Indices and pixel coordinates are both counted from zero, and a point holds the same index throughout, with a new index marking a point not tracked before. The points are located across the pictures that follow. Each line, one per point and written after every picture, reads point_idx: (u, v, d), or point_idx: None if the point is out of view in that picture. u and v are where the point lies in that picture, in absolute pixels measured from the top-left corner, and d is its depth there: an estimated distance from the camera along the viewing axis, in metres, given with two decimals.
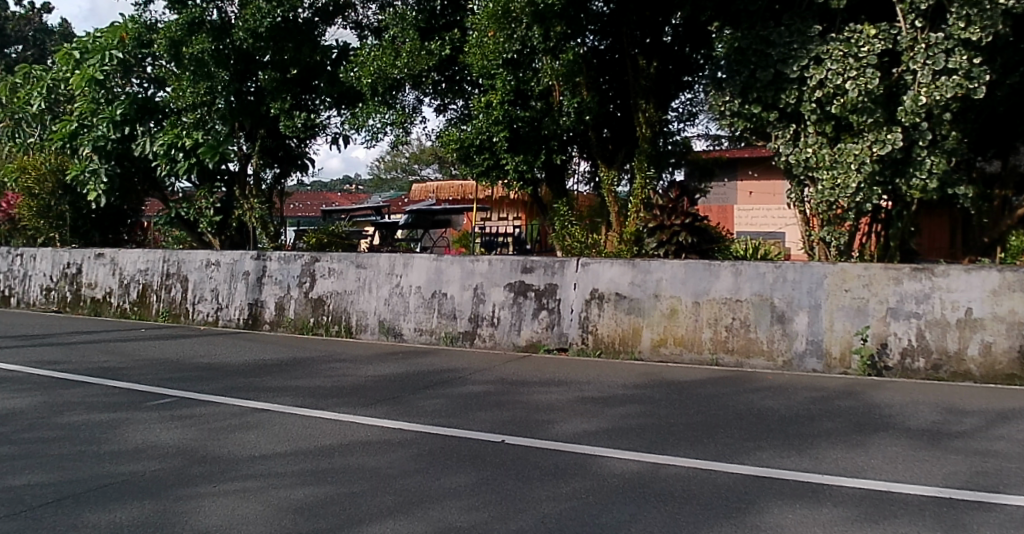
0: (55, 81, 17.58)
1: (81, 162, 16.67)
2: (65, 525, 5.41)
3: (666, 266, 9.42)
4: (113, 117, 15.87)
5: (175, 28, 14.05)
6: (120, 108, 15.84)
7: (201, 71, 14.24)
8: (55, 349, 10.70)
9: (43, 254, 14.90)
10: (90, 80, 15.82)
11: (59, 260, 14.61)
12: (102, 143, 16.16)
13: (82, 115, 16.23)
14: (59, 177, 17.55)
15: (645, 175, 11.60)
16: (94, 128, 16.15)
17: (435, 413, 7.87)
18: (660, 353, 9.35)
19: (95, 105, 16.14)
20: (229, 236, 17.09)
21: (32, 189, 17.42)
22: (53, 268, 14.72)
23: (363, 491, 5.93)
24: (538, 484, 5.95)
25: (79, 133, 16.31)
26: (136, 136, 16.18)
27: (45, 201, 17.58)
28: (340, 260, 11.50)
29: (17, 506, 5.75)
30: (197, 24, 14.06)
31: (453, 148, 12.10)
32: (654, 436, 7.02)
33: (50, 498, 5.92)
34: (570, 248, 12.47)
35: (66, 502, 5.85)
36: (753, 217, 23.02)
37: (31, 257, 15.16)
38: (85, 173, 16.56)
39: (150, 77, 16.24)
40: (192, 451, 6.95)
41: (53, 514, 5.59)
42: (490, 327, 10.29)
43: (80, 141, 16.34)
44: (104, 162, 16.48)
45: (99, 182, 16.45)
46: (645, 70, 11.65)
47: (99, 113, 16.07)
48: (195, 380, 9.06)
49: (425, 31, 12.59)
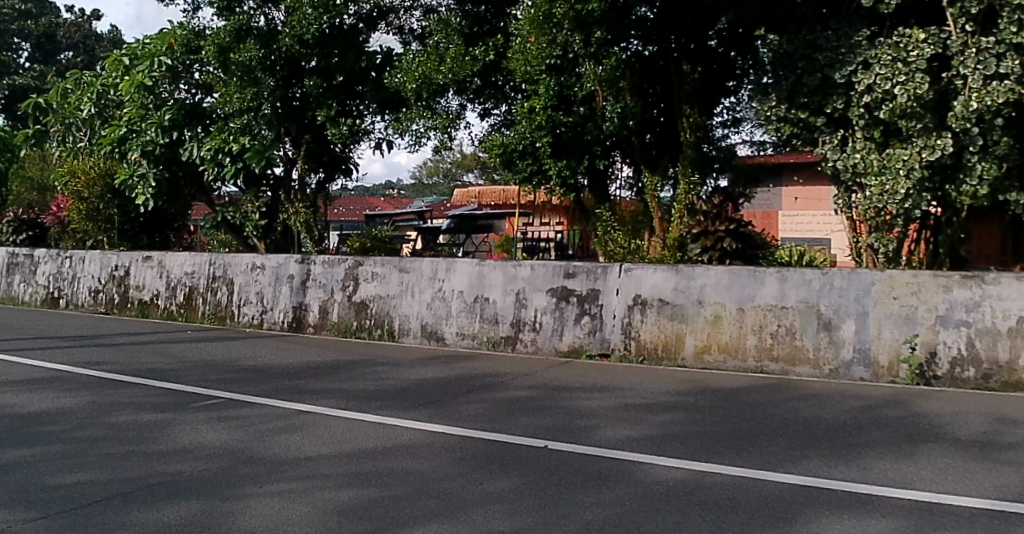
0: (105, 86, 17.85)
1: (131, 166, 17.01)
2: (114, 523, 5.47)
3: (710, 272, 9.32)
4: (162, 122, 16.16)
5: (223, 35, 14.39)
6: (168, 114, 16.12)
7: (247, 77, 14.46)
8: (104, 349, 10.88)
9: (92, 257, 15.16)
10: (139, 86, 16.18)
11: (108, 263, 14.86)
12: (151, 148, 16.46)
13: (131, 121, 16.54)
14: (107, 181, 17.67)
15: (689, 181, 11.50)
16: (143, 133, 16.45)
17: (477, 417, 7.85)
18: (704, 360, 9.24)
19: (143, 110, 16.46)
20: (275, 240, 17.21)
21: (81, 193, 17.55)
22: (102, 271, 14.97)
23: (405, 494, 5.92)
24: (580, 490, 5.90)
25: (128, 138, 16.63)
26: (183, 141, 16.43)
27: (94, 205, 17.81)
28: (383, 264, 11.55)
29: (67, 504, 5.84)
30: (244, 31, 14.37)
31: (497, 152, 12.15)
32: (699, 444, 6.94)
33: (100, 496, 6.00)
34: (613, 254, 12.23)
35: (115, 500, 5.93)
36: (799, 224, 23.00)
37: (80, 260, 15.43)
38: (134, 177, 16.97)
39: (197, 83, 16.50)
40: (237, 451, 7.00)
41: (102, 512, 5.67)
42: (532, 332, 10.26)
43: (129, 146, 16.61)
44: (153, 167, 16.80)
45: (148, 187, 16.86)
46: (688, 74, 11.63)
47: (147, 119, 16.38)
48: (241, 382, 9.13)
49: (470, 37, 12.73)
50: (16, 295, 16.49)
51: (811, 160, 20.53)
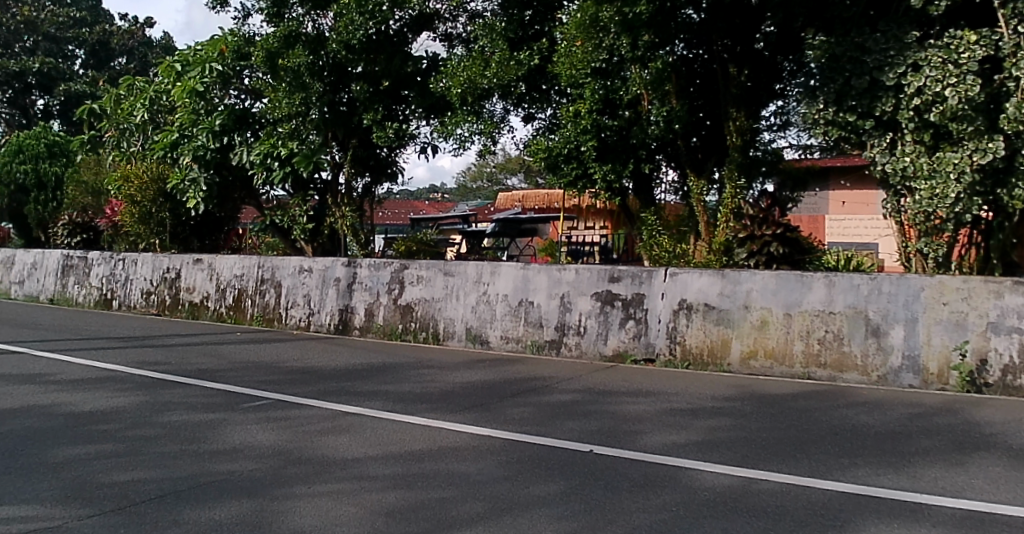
0: (157, 92, 18.22)
1: (182, 171, 17.30)
2: (168, 521, 5.57)
3: (757, 277, 9.24)
4: (213, 127, 16.46)
5: (272, 40, 14.54)
6: (219, 119, 16.42)
7: (296, 82, 14.63)
8: (155, 349, 11.07)
9: (145, 259, 15.44)
10: (191, 91, 16.50)
11: (160, 265, 15.12)
12: (202, 153, 16.73)
13: (182, 126, 16.91)
14: (159, 185, 17.90)
15: (736, 185, 11.35)
16: (194, 138, 16.78)
17: (523, 421, 7.86)
18: (750, 366, 9.16)
19: (194, 116, 16.77)
20: (321, 244, 17.14)
21: (134, 196, 17.81)
22: (154, 273, 15.23)
23: (451, 497, 5.95)
24: (627, 495, 5.88)
25: (180, 143, 17.00)
26: (233, 146, 16.70)
27: (147, 209, 17.97)
28: (428, 267, 11.63)
29: (123, 502, 5.96)
30: (293, 38, 14.46)
31: (541, 157, 12.24)
32: (746, 450, 6.88)
33: (154, 494, 6.12)
34: (659, 258, 12.14)
35: (169, 498, 6.04)
36: (845, 228, 23.42)
37: (133, 262, 15.72)
38: (185, 181, 17.25)
39: (247, 89, 16.78)
40: (287, 452, 7.08)
41: (156, 510, 5.77)
42: (576, 336, 10.26)
43: (181, 150, 16.97)
44: (203, 171, 17.06)
45: (199, 191, 17.09)
46: (735, 78, 11.46)
47: (198, 124, 16.69)
48: (289, 383, 9.25)
49: (515, 41, 12.74)
50: (71, 296, 16.88)
51: (859, 164, 21.06)
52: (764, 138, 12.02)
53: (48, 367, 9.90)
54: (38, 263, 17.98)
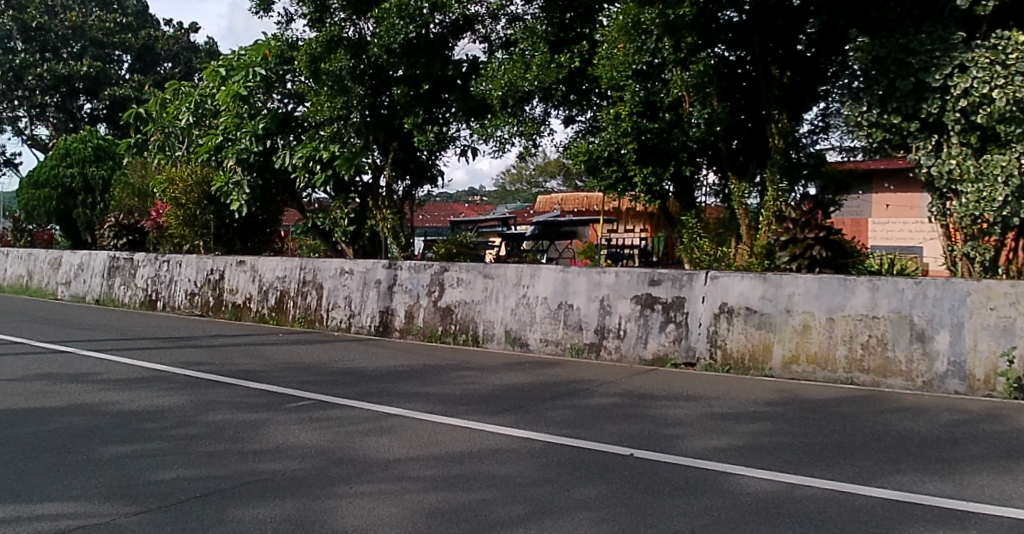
0: (202, 96, 18.48)
1: (225, 174, 17.49)
2: (213, 519, 5.64)
3: (799, 281, 9.14)
4: (256, 131, 16.69)
5: (315, 45, 14.68)
6: (261, 123, 16.67)
7: (338, 86, 14.76)
8: (199, 350, 11.22)
9: (189, 261, 15.65)
10: (235, 96, 16.72)
11: (204, 267, 15.32)
12: (246, 156, 16.99)
13: (226, 130, 17.16)
14: (204, 188, 18.07)
15: (778, 188, 11.21)
16: (237, 142, 17.03)
17: (562, 424, 7.85)
18: (792, 371, 9.06)
19: (238, 119, 16.99)
20: (363, 246, 17.41)
21: (179, 199, 17.95)
22: (198, 274, 15.44)
23: (492, 499, 5.96)
24: (668, 500, 5.85)
25: (224, 147, 17.24)
26: (276, 149, 16.92)
27: (191, 211, 18.08)
28: (468, 270, 11.66)
29: (169, 499, 6.05)
30: (335, 42, 14.62)
31: (582, 159, 12.34)
32: (788, 455, 6.81)
33: (199, 492, 6.20)
34: (699, 261, 12.04)
35: (215, 496, 6.11)
36: (889, 231, 23.17)
37: (178, 264, 15.94)
38: (229, 184, 17.38)
39: (290, 93, 16.87)
40: (328, 452, 7.14)
41: (201, 508, 5.85)
42: (616, 339, 10.22)
43: (225, 154, 17.21)
44: (247, 175, 17.27)
45: (243, 193, 17.32)
46: (778, 79, 11.29)
47: (242, 127, 16.92)
48: (331, 384, 9.33)
49: (555, 45, 12.79)
50: (116, 297, 17.17)
51: (904, 167, 20.88)
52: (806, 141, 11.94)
53: (96, 366, 10.10)
54: (85, 264, 18.32)
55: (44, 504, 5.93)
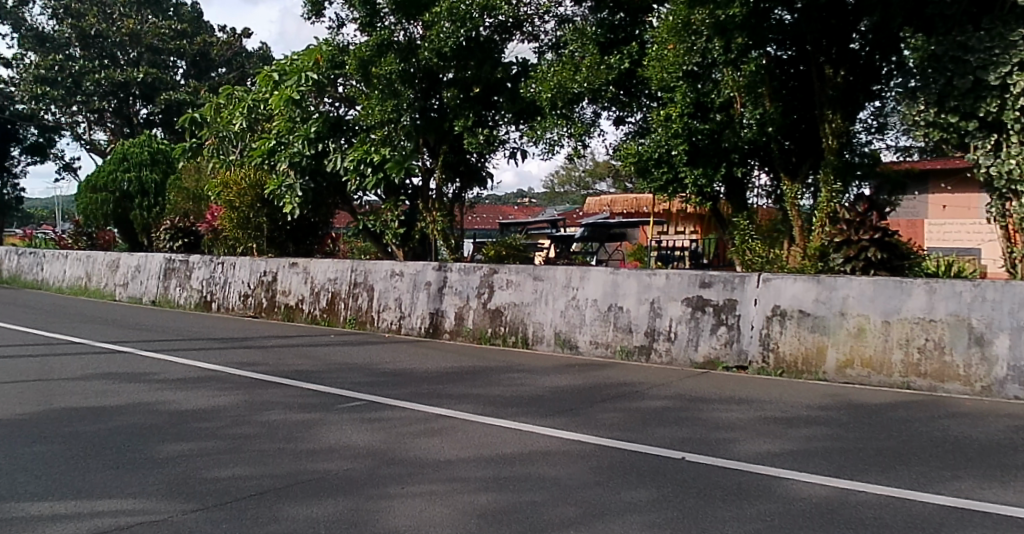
0: (255, 101, 18.81)
1: (278, 177, 17.61)
2: (268, 518, 5.72)
3: (854, 283, 8.99)
4: (308, 135, 16.98)
5: (366, 49, 14.93)
6: (314, 127, 16.95)
7: (389, 90, 14.98)
8: (253, 350, 11.40)
9: (243, 262, 15.90)
10: (288, 100, 16.96)
11: (257, 268, 15.56)
12: (298, 160, 17.18)
13: (279, 134, 17.47)
14: (257, 191, 17.80)
15: (832, 188, 11.07)
16: (290, 146, 17.29)
17: (613, 426, 7.83)
18: (847, 375, 8.92)
19: (291, 123, 17.33)
20: (412, 248, 17.56)
21: (233, 202, 17.76)
22: (251, 276, 15.69)
23: (542, 501, 5.96)
24: (721, 504, 5.80)
25: (277, 150, 17.50)
26: (328, 152, 17.15)
27: (244, 214, 17.89)
28: (518, 272, 11.70)
29: (224, 497, 6.15)
30: (385, 46, 14.79)
31: (631, 161, 12.33)
32: (843, 461, 6.70)
33: (254, 491, 6.29)
34: (750, 262, 11.88)
35: (269, 495, 6.20)
36: (945, 233, 22.95)
37: (232, 266, 16.22)
38: (282, 187, 17.52)
39: (341, 96, 17.14)
40: (379, 453, 7.20)
41: (256, 507, 5.94)
42: (666, 342, 10.15)
43: (278, 157, 17.44)
44: (299, 178, 17.45)
45: (295, 197, 17.35)
46: (831, 79, 11.17)
47: (295, 131, 17.22)
48: (383, 385, 9.41)
49: (606, 45, 12.81)
50: (172, 298, 17.51)
51: (961, 166, 20.54)
52: (862, 140, 11.76)
53: (154, 366, 10.32)
54: (142, 265, 18.71)
55: (104, 501, 6.07)
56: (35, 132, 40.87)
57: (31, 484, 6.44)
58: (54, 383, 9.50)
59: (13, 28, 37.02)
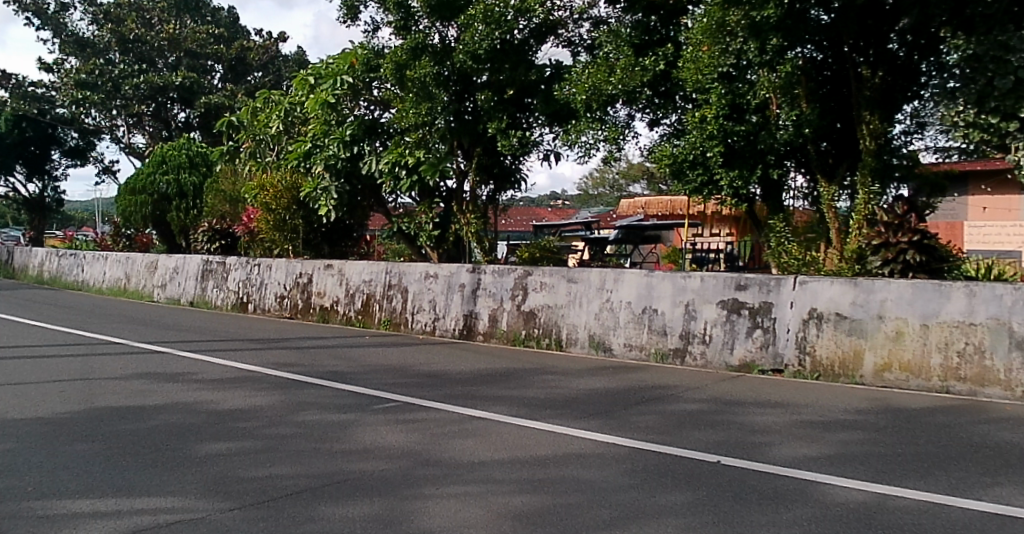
0: (292, 104, 19.01)
1: (314, 180, 17.85)
2: (304, 517, 5.78)
3: (892, 286, 8.89)
4: (343, 138, 16.99)
5: (401, 52, 14.90)
6: (348, 130, 16.96)
7: (423, 93, 14.97)
8: (289, 351, 11.52)
9: (279, 264, 16.06)
10: (323, 104, 17.14)
11: (293, 270, 15.72)
12: (333, 162, 17.29)
13: (315, 137, 17.60)
14: (293, 193, 18.30)
15: (870, 191, 10.98)
16: (326, 149, 17.37)
17: (648, 429, 7.81)
18: (884, 378, 8.82)
19: (326, 126, 17.34)
20: (446, 250, 17.59)
21: (269, 204, 18.26)
22: (287, 277, 15.85)
23: (577, 503, 5.96)
24: (757, 508, 5.76)
25: (312, 153, 17.65)
26: (363, 155, 17.23)
27: (281, 216, 18.33)
28: (551, 274, 11.73)
29: (262, 496, 6.22)
30: (420, 49, 14.76)
31: (666, 163, 12.33)
32: (880, 466, 6.63)
33: (290, 490, 6.36)
34: (786, 265, 11.83)
35: (305, 494, 6.27)
36: (986, 234, 22.65)
37: (268, 267, 16.39)
38: (317, 190, 17.77)
39: (376, 100, 17.24)
40: (414, 453, 7.24)
41: (293, 506, 6.00)
42: (701, 345, 10.11)
43: (314, 160, 17.55)
44: (335, 180, 17.56)
45: (330, 199, 17.62)
46: (868, 80, 10.99)
47: (329, 134, 17.27)
48: (418, 386, 9.46)
49: (640, 47, 12.80)
50: (209, 299, 17.73)
51: (1002, 167, 20.23)
52: (900, 141, 11.68)
53: (192, 366, 10.46)
54: (180, 267, 18.98)
55: (144, 499, 6.17)
56: (76, 135, 41.61)
57: (73, 482, 6.56)
58: (95, 383, 9.68)
59: (55, 34, 37.72)
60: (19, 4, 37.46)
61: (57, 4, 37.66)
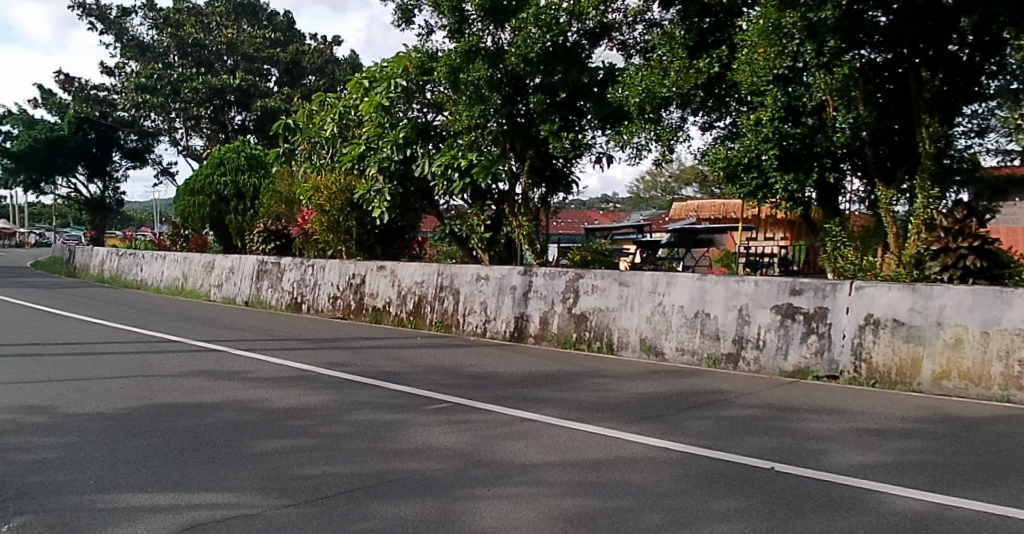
0: (346, 107, 19.25)
1: (367, 182, 17.97)
2: (358, 515, 5.86)
3: (951, 292, 8.72)
4: (397, 140, 17.21)
5: (455, 56, 14.94)
6: (402, 132, 17.14)
7: (476, 95, 15.06)
8: (342, 351, 11.67)
9: (332, 265, 16.29)
10: (377, 106, 17.31)
11: (346, 271, 15.93)
12: (387, 164, 17.47)
13: (369, 139, 17.79)
14: (346, 196, 18.51)
15: (930, 195, 10.81)
16: (379, 151, 17.58)
17: (700, 434, 7.76)
18: (943, 387, 8.64)
19: (380, 129, 17.58)
20: (498, 253, 17.67)
21: (324, 206, 18.49)
22: (340, 278, 16.06)
23: (629, 507, 5.95)
24: (812, 516, 5.69)
25: (366, 156, 17.85)
26: (416, 157, 17.41)
27: (334, 217, 18.59)
28: (603, 277, 11.72)
29: (316, 494, 6.32)
30: (474, 52, 14.82)
31: (720, 166, 12.28)
32: (939, 475, 6.51)
33: (344, 488, 6.44)
34: (843, 269, 11.63)
35: (358, 492, 6.35)
36: None
37: (322, 268, 16.62)
38: (371, 192, 17.87)
39: (429, 102, 17.37)
40: (466, 454, 7.29)
41: (346, 504, 6.08)
42: (755, 350, 10.02)
43: (368, 162, 17.77)
44: (388, 183, 17.77)
45: (384, 201, 17.68)
46: (928, 83, 10.81)
47: (384, 137, 17.48)
48: (470, 388, 9.52)
49: (695, 49, 12.83)
50: (263, 299, 18.03)
51: None
52: (960, 143, 11.51)
53: (248, 364, 10.66)
54: (236, 267, 19.33)
55: (202, 494, 6.30)
56: (136, 138, 42.63)
57: (133, 476, 6.73)
58: (154, 380, 9.91)
59: (117, 38, 38.64)
60: (83, 9, 38.44)
61: (119, 9, 38.54)
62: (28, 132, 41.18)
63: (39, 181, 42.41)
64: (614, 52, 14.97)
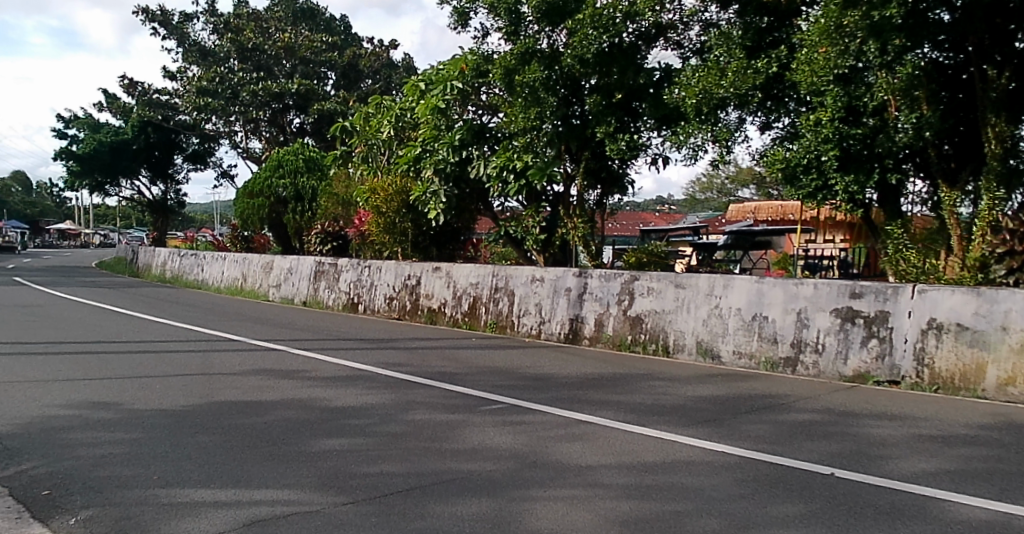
0: (402, 110, 19.46)
1: (423, 184, 18.10)
2: (415, 514, 5.94)
3: (1018, 296, 8.48)
4: (453, 142, 17.38)
5: (510, 58, 14.97)
6: (458, 134, 17.32)
7: (532, 97, 15.04)
8: (398, 351, 11.81)
9: (388, 266, 16.49)
10: (434, 109, 17.46)
11: (402, 272, 16.13)
12: (443, 166, 17.60)
13: (424, 141, 17.93)
14: (403, 197, 18.74)
15: (995, 195, 10.53)
16: (435, 153, 17.72)
17: (758, 438, 7.70)
18: (1008, 393, 8.44)
19: (436, 131, 17.72)
20: (553, 254, 17.70)
21: (380, 207, 18.78)
22: (396, 279, 16.25)
23: (685, 510, 5.94)
24: (873, 523, 5.61)
25: (422, 157, 18.01)
26: (472, 159, 17.52)
27: (390, 219, 18.86)
28: (659, 279, 11.68)
29: (374, 492, 6.42)
30: (529, 54, 14.79)
31: (779, 167, 12.33)
32: (1005, 483, 6.37)
33: (401, 487, 6.54)
34: (905, 272, 11.44)
35: (415, 491, 6.44)
36: None
37: (378, 269, 16.83)
38: (427, 193, 18.00)
39: (484, 104, 17.50)
40: (522, 456, 7.33)
41: (404, 503, 6.17)
42: (814, 354, 9.90)
43: (423, 164, 17.91)
44: (444, 184, 17.92)
45: (439, 202, 17.90)
46: (994, 82, 10.55)
47: (439, 139, 17.63)
48: (525, 389, 9.56)
49: (752, 49, 12.77)
50: (321, 300, 18.31)
51: None
52: None
53: (307, 364, 10.85)
54: (293, 268, 19.67)
55: (264, 490, 6.44)
56: (195, 141, 43.57)
57: (197, 472, 6.91)
58: (216, 378, 10.15)
59: (178, 43, 39.50)
60: (146, 14, 39.37)
61: (180, 14, 39.43)
62: (93, 136, 42.35)
63: (103, 184, 43.60)
64: (670, 52, 14.88)
